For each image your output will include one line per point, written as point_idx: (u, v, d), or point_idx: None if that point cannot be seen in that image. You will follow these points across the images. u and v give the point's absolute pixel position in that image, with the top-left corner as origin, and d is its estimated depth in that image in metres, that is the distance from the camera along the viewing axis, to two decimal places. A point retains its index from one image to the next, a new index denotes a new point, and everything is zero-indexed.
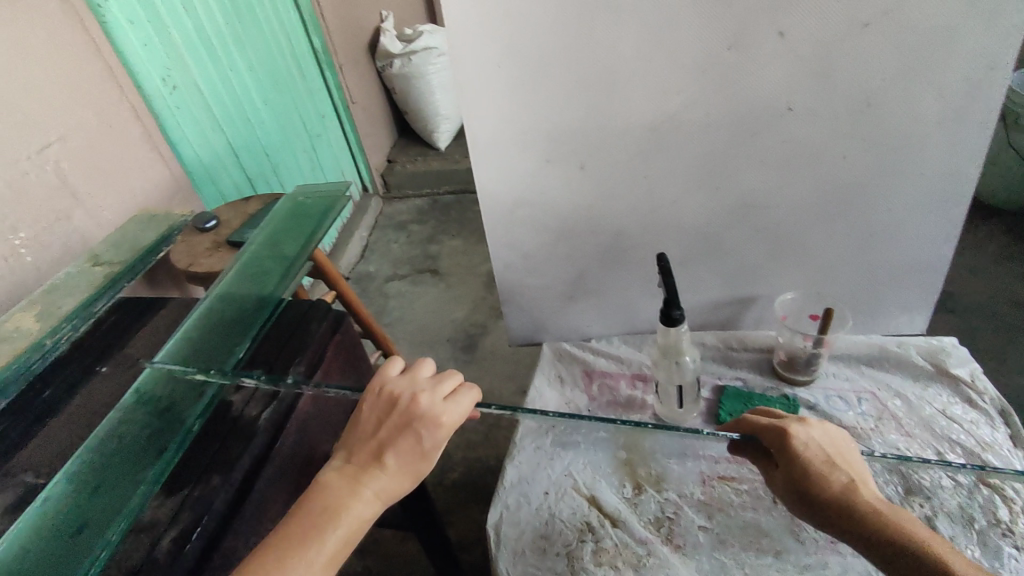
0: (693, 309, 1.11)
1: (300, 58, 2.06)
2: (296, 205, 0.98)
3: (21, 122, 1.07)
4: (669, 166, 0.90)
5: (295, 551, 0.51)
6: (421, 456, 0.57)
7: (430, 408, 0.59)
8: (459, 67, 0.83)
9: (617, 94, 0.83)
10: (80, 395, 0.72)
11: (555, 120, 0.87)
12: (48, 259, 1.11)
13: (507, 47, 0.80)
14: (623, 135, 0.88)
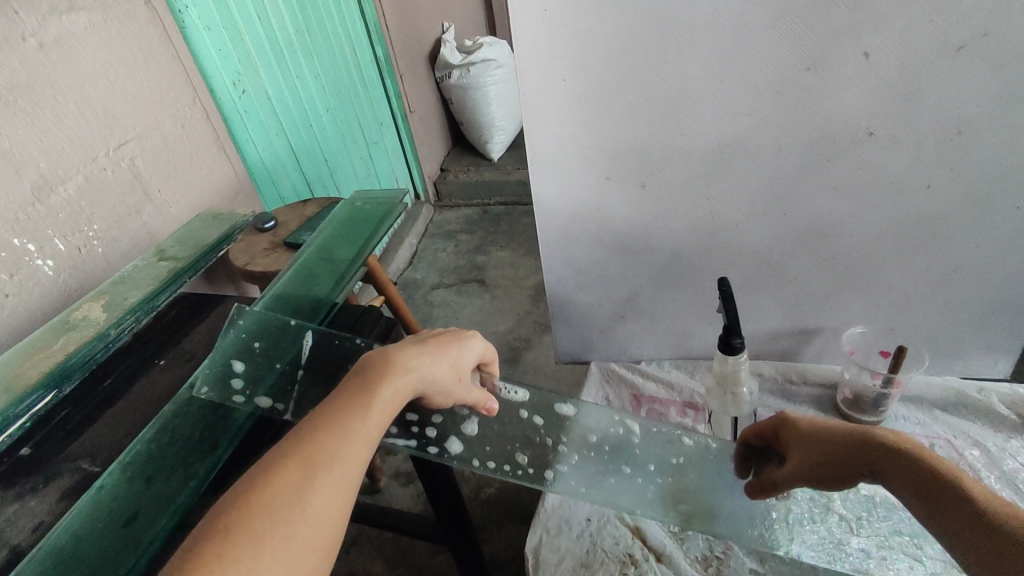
0: (751, 337, 1.06)
1: (363, 67, 2.11)
2: (354, 210, 0.98)
3: (102, 121, 1.12)
4: (734, 188, 0.87)
5: (375, 386, 0.54)
6: (461, 343, 0.63)
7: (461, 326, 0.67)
8: (523, 81, 0.82)
9: (685, 113, 0.81)
10: (139, 387, 0.74)
11: (617, 138, 0.85)
12: (117, 252, 1.15)
13: (572, 62, 0.79)
14: (687, 156, 0.85)
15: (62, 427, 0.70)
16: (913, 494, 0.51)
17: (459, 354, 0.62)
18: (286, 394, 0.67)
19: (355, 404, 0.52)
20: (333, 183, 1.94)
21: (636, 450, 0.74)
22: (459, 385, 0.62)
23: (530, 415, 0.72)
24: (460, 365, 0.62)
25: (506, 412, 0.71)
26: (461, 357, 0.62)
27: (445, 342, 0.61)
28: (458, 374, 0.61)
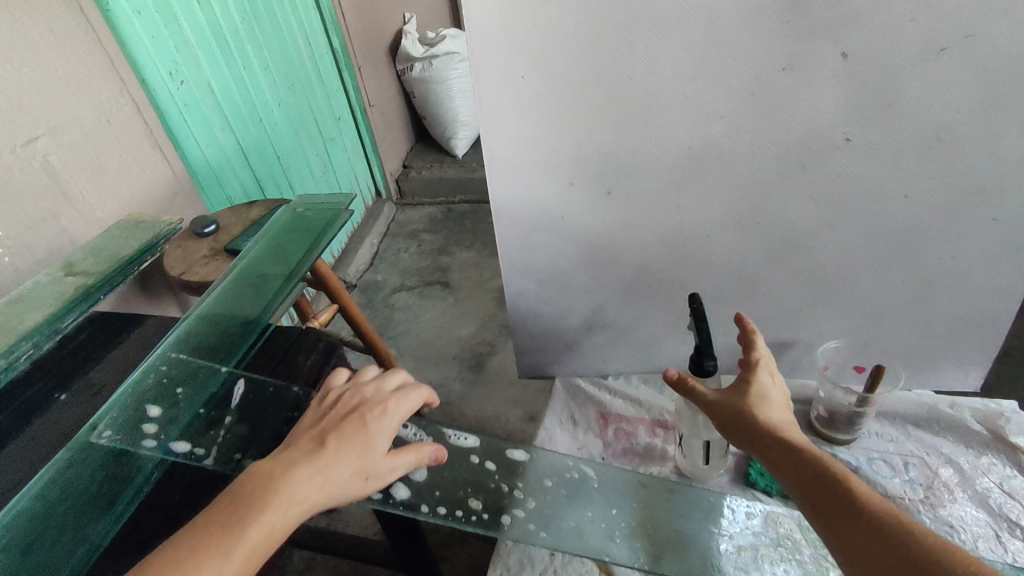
0: (722, 350, 1.02)
1: (317, 58, 1.99)
2: (295, 218, 0.90)
3: (8, 113, 1.00)
4: (704, 197, 0.81)
5: (232, 535, 0.44)
6: (368, 440, 0.52)
7: (378, 397, 0.56)
8: (477, 77, 0.74)
9: (654, 116, 0.75)
10: (32, 426, 0.64)
11: (582, 142, 0.78)
12: (29, 261, 1.04)
13: (533, 57, 0.72)
14: (656, 161, 0.79)
15: None
16: (821, 470, 0.54)
17: (364, 451, 0.51)
18: (212, 438, 0.59)
19: (199, 560, 0.42)
20: (285, 181, 1.83)
21: (595, 493, 0.66)
22: (369, 488, 0.51)
23: (481, 460, 0.65)
24: (365, 462, 0.51)
25: (453, 457, 0.64)
26: (368, 455, 0.51)
27: (346, 444, 0.51)
28: (362, 476, 0.51)
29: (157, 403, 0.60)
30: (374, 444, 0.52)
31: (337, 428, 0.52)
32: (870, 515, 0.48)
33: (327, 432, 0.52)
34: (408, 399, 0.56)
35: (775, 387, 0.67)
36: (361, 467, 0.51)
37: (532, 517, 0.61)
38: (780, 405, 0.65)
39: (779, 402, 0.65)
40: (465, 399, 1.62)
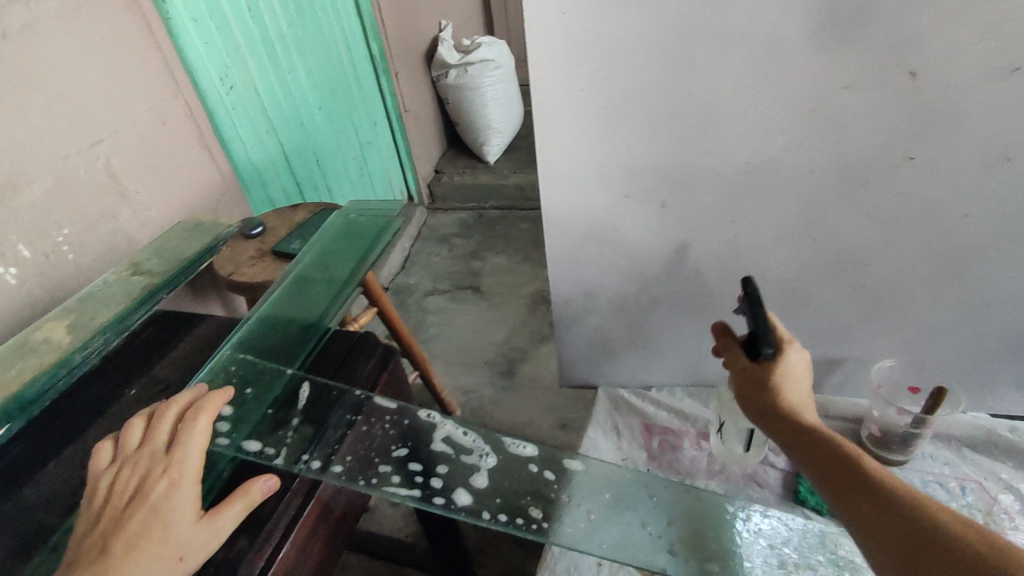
0: None
1: (357, 64, 2.02)
2: (348, 222, 0.91)
3: (74, 116, 1.03)
4: (759, 214, 0.81)
5: None
6: (158, 526, 0.48)
7: (153, 465, 0.51)
8: (536, 90, 0.75)
9: (712, 132, 0.75)
10: (105, 418, 0.68)
11: (639, 155, 0.79)
12: (89, 258, 1.07)
13: (594, 72, 0.73)
14: (713, 178, 0.79)
15: (15, 464, 0.63)
16: (839, 455, 0.55)
17: (163, 532, 0.48)
18: (280, 439, 0.60)
19: None
20: (324, 184, 1.86)
21: (654, 505, 0.64)
22: (189, 561, 0.48)
23: (540, 469, 0.64)
24: (170, 542, 0.47)
25: (511, 464, 0.64)
26: (169, 531, 0.48)
27: (137, 541, 0.47)
28: (175, 555, 0.47)
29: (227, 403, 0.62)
30: (174, 520, 0.48)
31: (120, 526, 0.48)
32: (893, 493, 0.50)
33: (109, 533, 0.48)
34: (194, 440, 0.53)
35: (799, 366, 0.66)
36: (167, 547, 0.47)
37: (591, 526, 0.60)
38: (801, 386, 0.65)
39: (801, 383, 0.65)
40: (497, 404, 1.62)
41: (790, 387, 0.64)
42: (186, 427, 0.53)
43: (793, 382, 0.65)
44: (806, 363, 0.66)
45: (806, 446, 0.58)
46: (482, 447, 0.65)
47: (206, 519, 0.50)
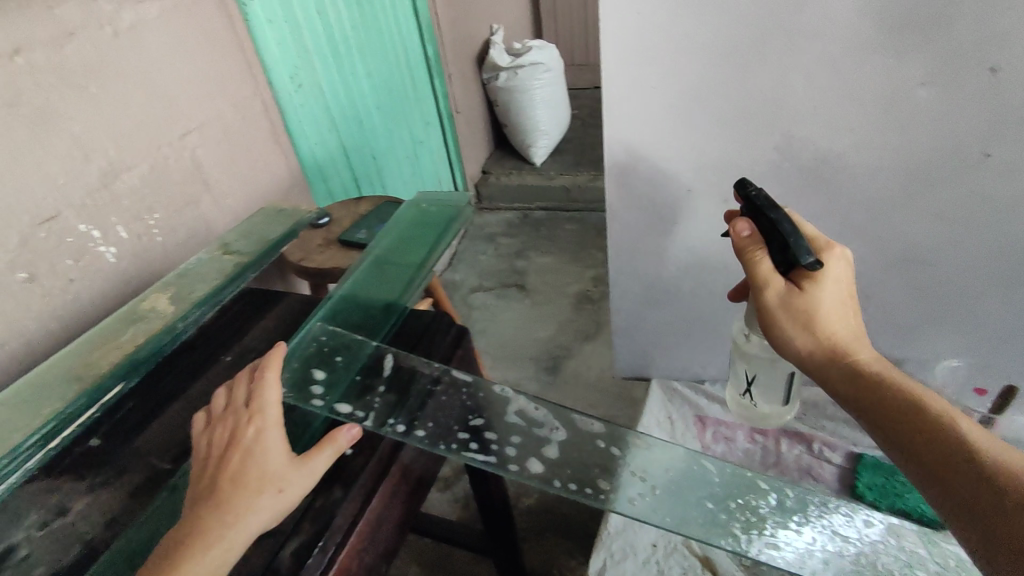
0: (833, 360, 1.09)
1: (413, 66, 2.09)
2: (419, 212, 0.96)
3: (168, 110, 1.12)
4: (830, 209, 0.88)
5: None
6: (253, 466, 0.54)
7: (239, 418, 0.58)
8: (609, 85, 0.81)
9: (781, 128, 0.80)
10: (204, 383, 0.74)
11: (706, 152, 0.85)
12: (175, 241, 1.15)
13: (664, 71, 0.78)
14: (781, 171, 0.85)
15: (129, 419, 0.70)
16: (890, 396, 0.54)
17: (258, 470, 0.54)
18: (367, 404, 0.65)
19: None
20: (380, 182, 1.94)
21: (715, 488, 0.66)
22: (288, 493, 0.53)
23: (607, 446, 0.67)
24: (268, 479, 0.53)
25: (579, 438, 0.67)
26: (263, 469, 0.54)
27: (239, 480, 0.53)
28: (275, 488, 0.53)
29: (319, 368, 0.67)
30: (267, 459, 0.54)
31: (222, 468, 0.54)
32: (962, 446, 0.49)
33: (215, 475, 0.54)
34: (270, 393, 0.59)
35: (843, 269, 0.61)
36: (265, 481, 0.53)
37: (655, 499, 0.63)
38: (843, 298, 0.60)
39: (845, 291, 0.60)
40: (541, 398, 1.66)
41: (830, 303, 0.60)
42: (261, 381, 0.60)
43: (835, 295, 0.60)
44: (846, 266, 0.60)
45: (853, 385, 0.57)
46: (553, 422, 0.68)
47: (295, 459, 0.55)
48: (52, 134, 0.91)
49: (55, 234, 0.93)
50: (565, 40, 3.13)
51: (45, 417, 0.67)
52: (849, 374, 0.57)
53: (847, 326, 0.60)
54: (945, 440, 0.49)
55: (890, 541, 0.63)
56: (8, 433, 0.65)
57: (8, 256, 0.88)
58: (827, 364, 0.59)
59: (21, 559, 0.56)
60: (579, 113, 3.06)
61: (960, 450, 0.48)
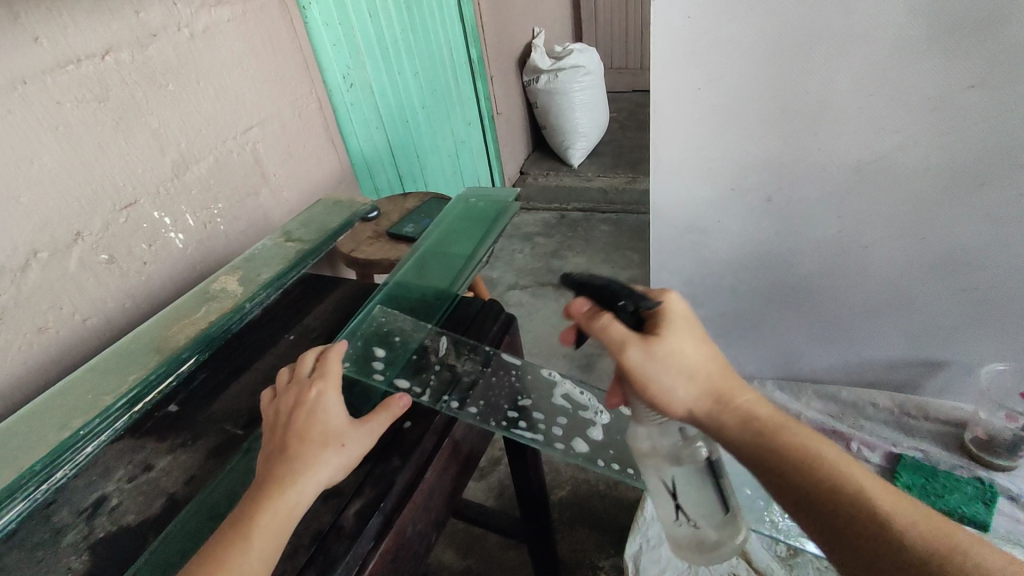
0: (874, 362, 1.19)
1: (457, 68, 2.14)
2: (468, 206, 1.00)
3: (235, 107, 1.19)
4: (871, 207, 0.94)
5: (242, 538, 0.51)
6: (318, 423, 0.59)
7: (304, 384, 0.63)
8: (656, 88, 0.91)
9: (823, 131, 0.89)
10: (268, 359, 0.79)
11: (750, 151, 0.94)
12: (236, 230, 1.22)
13: (710, 76, 0.88)
14: (827, 170, 0.92)
15: (202, 389, 0.76)
16: (786, 442, 0.53)
17: (324, 426, 0.59)
18: (423, 380, 0.70)
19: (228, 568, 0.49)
20: (422, 179, 1.99)
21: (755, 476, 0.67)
22: (350, 448, 0.58)
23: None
24: (333, 434, 0.58)
25: (622, 424, 0.71)
26: (328, 426, 0.59)
27: (306, 434, 0.58)
28: (339, 442, 0.58)
29: (378, 347, 0.73)
30: (330, 418, 0.60)
31: (290, 425, 0.59)
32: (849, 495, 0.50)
33: (284, 433, 0.59)
34: (332, 364, 0.65)
35: (686, 310, 0.60)
36: (328, 436, 0.58)
37: None
38: (699, 337, 0.59)
39: (697, 328, 0.59)
40: None
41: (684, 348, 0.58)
42: (325, 355, 0.66)
43: (690, 337, 0.58)
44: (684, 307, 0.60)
45: (747, 431, 0.54)
46: (597, 406, 0.73)
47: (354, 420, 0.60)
48: (135, 127, 0.99)
49: (133, 219, 1.00)
50: (604, 44, 3.17)
51: (132, 382, 0.73)
52: (742, 421, 0.55)
53: (718, 366, 0.58)
54: (842, 495, 0.50)
55: None
56: (100, 395, 0.71)
57: (94, 237, 0.94)
58: (717, 412, 0.55)
59: (112, 509, 0.62)
60: (616, 116, 3.08)
61: (858, 505, 0.50)
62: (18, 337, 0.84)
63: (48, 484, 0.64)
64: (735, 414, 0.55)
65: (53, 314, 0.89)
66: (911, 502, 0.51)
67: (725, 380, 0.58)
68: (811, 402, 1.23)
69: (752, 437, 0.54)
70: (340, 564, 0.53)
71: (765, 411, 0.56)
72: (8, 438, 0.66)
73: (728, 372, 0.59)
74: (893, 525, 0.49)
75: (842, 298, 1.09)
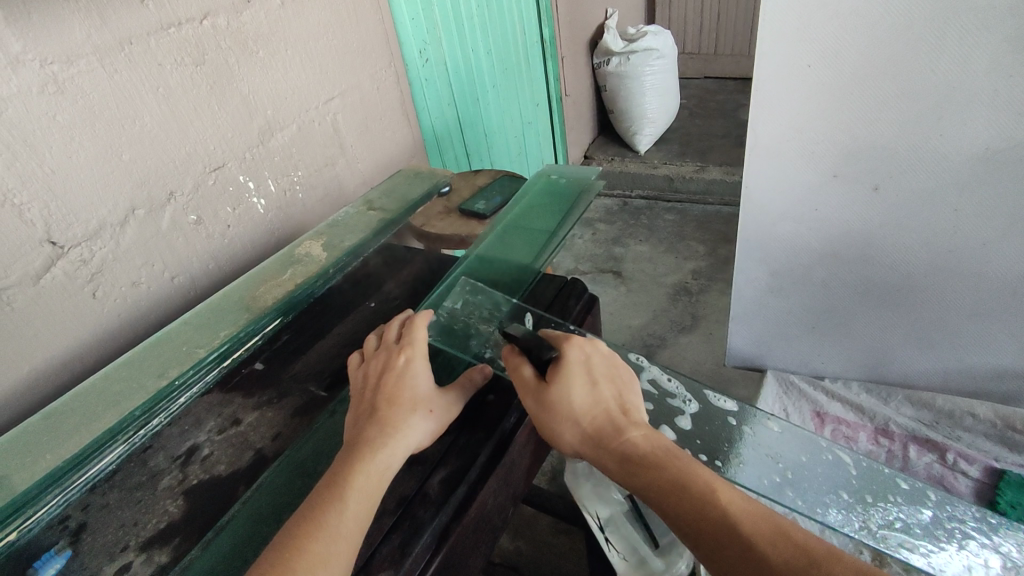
0: (981, 370, 1.17)
1: (529, 47, 2.10)
2: (550, 181, 0.99)
3: (320, 76, 1.20)
4: (991, 198, 0.92)
5: (336, 493, 0.52)
6: (407, 389, 0.61)
7: (392, 350, 0.65)
8: (763, 66, 0.90)
9: (947, 117, 0.86)
10: (349, 326, 0.80)
11: (859, 135, 0.92)
12: (313, 198, 1.23)
13: (823, 53, 0.86)
14: (949, 158, 0.90)
15: (285, 350, 0.78)
16: (656, 478, 0.54)
17: (412, 393, 0.61)
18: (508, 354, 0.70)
19: (324, 519, 0.50)
20: (488, 158, 1.98)
21: (854, 481, 0.67)
22: (435, 417, 0.60)
23: (739, 423, 0.71)
24: (420, 400, 0.61)
25: (712, 414, 0.72)
26: (415, 392, 0.61)
27: (395, 399, 0.60)
28: (427, 408, 0.60)
29: (461, 318, 0.74)
30: (418, 385, 0.62)
31: (380, 389, 0.61)
32: (721, 525, 0.50)
33: (373, 397, 0.61)
34: (419, 332, 0.67)
35: (587, 355, 0.63)
36: (416, 402, 0.60)
37: (787, 483, 0.66)
38: (593, 381, 0.61)
39: (592, 373, 0.62)
40: None
41: (582, 392, 0.60)
42: (411, 323, 0.68)
43: (583, 383, 0.61)
44: (584, 350, 0.63)
45: (625, 469, 0.56)
46: (686, 394, 0.73)
47: (440, 390, 0.62)
48: (228, 92, 1.00)
49: (220, 182, 1.02)
50: (677, 28, 3.06)
51: (224, 337, 0.74)
52: (617, 458, 0.57)
53: (611, 407, 0.60)
54: (704, 520, 0.51)
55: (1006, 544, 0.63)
56: (195, 348, 0.73)
57: (186, 198, 0.96)
58: (598, 453, 0.58)
59: (205, 458, 0.64)
60: (686, 103, 2.99)
61: (722, 530, 0.49)
62: (114, 291, 0.88)
63: (145, 430, 0.66)
64: (612, 453, 0.57)
65: (145, 270, 0.92)
66: (790, 530, 0.49)
67: (615, 419, 0.60)
68: (902, 408, 1.24)
69: (627, 473, 0.56)
70: (426, 529, 0.53)
71: (647, 447, 0.57)
72: (110, 384, 0.69)
73: (626, 412, 0.61)
74: (753, 545, 0.48)
75: (944, 298, 1.08)
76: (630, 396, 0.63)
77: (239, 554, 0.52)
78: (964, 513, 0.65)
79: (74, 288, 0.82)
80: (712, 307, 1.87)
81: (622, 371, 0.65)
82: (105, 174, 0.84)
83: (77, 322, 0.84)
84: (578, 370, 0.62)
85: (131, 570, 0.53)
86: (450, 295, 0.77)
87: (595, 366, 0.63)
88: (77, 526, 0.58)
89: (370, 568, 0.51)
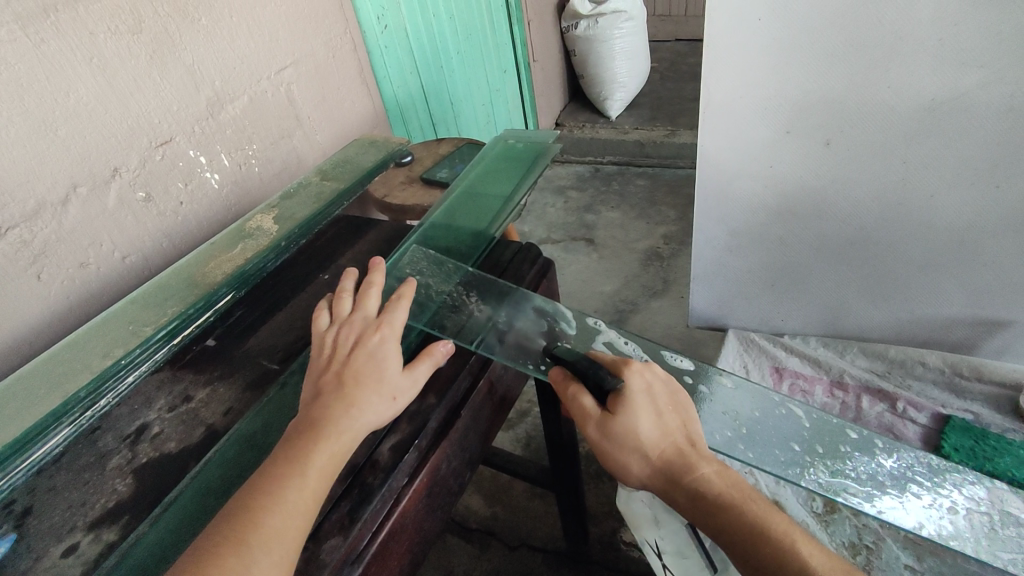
0: (935, 321, 1.20)
1: (494, 12, 2.04)
2: (507, 147, 0.97)
3: (269, 43, 1.16)
4: (937, 151, 0.93)
5: (287, 468, 0.51)
6: (380, 375, 0.59)
7: (369, 328, 0.63)
8: (714, 21, 0.89)
9: (895, 69, 0.86)
10: (304, 299, 0.79)
11: (810, 90, 0.92)
12: (271, 172, 1.20)
13: (775, 4, 0.85)
14: (896, 112, 0.91)
15: (239, 324, 0.77)
16: (732, 521, 0.55)
17: (382, 376, 0.58)
18: (463, 322, 0.70)
19: (276, 493, 0.50)
20: (455, 128, 1.94)
21: (804, 432, 0.68)
22: (400, 402, 0.59)
23: (694, 382, 0.72)
24: (386, 384, 0.58)
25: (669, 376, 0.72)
26: (388, 378, 0.59)
27: (365, 380, 0.58)
28: (394, 395, 0.58)
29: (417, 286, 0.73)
30: (387, 366, 0.60)
31: (348, 366, 0.59)
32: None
33: (339, 370, 0.59)
34: (396, 313, 0.64)
35: (649, 382, 0.61)
36: (388, 392, 0.58)
37: (740, 437, 0.66)
38: (658, 411, 0.59)
39: (656, 403, 0.60)
40: None
41: (650, 426, 0.58)
42: (390, 304, 0.65)
43: (649, 413, 0.59)
44: (651, 380, 0.61)
45: (698, 507, 0.55)
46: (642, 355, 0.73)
47: (406, 370, 0.60)
48: (170, 62, 0.97)
49: (169, 157, 0.98)
50: None
51: (171, 315, 0.74)
52: (692, 497, 0.56)
53: (678, 440, 0.59)
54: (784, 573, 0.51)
55: (938, 486, 0.66)
56: (141, 327, 0.72)
57: (132, 173, 0.93)
58: (668, 488, 0.57)
59: (155, 436, 0.63)
60: (658, 66, 2.95)
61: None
62: (61, 272, 0.85)
63: (92, 411, 0.65)
64: (686, 492, 0.56)
65: (93, 251, 0.89)
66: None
67: (684, 453, 0.58)
68: (856, 359, 1.27)
69: (699, 510, 0.56)
70: (374, 496, 0.54)
71: (721, 485, 0.56)
72: (55, 367, 0.68)
73: (693, 444, 0.59)
74: None
75: (899, 251, 1.10)
76: (694, 424, 0.61)
77: (186, 529, 0.52)
78: (909, 462, 0.67)
79: (16, 271, 0.80)
80: (682, 271, 1.89)
81: (680, 394, 0.63)
82: (40, 152, 0.81)
83: (23, 305, 0.81)
84: (646, 400, 0.59)
85: (78, 551, 0.52)
86: (402, 261, 0.76)
87: (661, 396, 0.60)
88: (23, 509, 0.57)
89: (319, 536, 0.51)
